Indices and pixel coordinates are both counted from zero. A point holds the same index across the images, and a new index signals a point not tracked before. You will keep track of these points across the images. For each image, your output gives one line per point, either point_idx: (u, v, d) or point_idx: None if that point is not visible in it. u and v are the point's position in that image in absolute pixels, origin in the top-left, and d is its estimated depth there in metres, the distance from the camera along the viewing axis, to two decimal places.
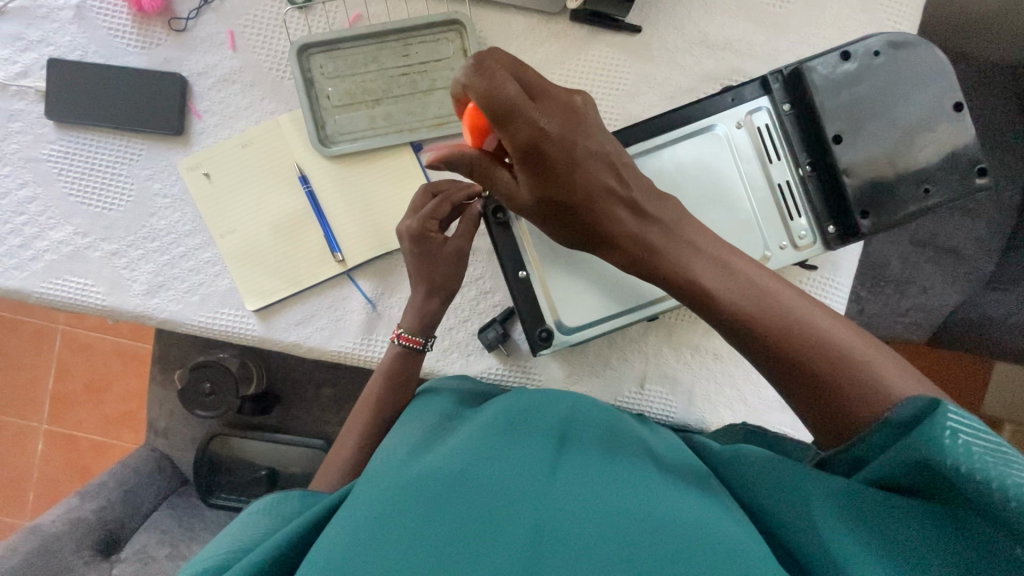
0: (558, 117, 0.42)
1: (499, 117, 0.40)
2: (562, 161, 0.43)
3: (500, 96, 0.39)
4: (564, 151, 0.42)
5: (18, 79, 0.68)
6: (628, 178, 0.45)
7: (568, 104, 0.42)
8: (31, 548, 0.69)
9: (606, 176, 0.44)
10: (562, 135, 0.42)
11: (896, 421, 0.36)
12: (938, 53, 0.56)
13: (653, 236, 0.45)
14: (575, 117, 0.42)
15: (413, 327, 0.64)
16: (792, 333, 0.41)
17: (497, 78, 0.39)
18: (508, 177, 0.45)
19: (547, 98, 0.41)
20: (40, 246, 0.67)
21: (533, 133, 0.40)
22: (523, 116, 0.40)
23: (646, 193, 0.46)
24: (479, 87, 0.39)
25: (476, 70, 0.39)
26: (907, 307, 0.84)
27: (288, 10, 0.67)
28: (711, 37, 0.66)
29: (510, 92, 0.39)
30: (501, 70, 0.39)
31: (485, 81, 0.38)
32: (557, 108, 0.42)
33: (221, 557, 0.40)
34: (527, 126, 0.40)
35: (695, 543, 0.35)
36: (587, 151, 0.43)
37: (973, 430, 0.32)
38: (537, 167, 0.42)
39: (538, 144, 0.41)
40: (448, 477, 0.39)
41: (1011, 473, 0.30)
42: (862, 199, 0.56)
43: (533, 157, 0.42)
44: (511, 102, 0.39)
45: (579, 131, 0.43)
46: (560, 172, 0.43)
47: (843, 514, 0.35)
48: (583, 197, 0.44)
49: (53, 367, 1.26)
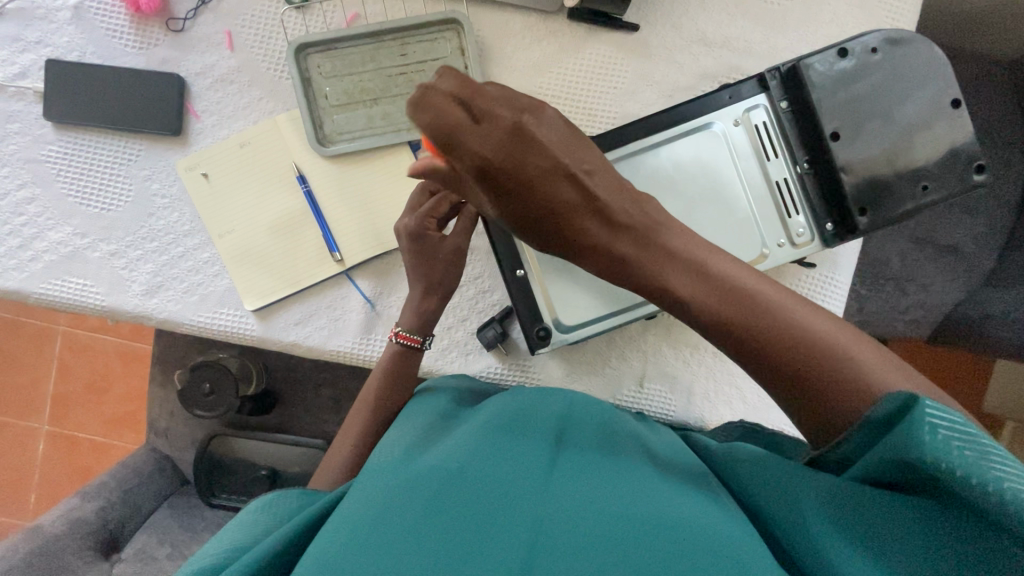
0: (506, 143, 0.40)
1: (444, 149, 0.39)
2: (516, 183, 0.42)
3: (440, 130, 0.38)
4: (516, 173, 0.41)
5: (16, 80, 0.68)
6: (594, 188, 0.44)
7: (515, 125, 0.40)
8: (31, 548, 0.69)
9: (567, 191, 0.43)
10: (510, 159, 0.40)
11: (876, 418, 0.36)
12: (937, 50, 0.56)
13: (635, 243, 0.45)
14: (525, 138, 0.40)
15: (412, 326, 0.64)
16: (789, 331, 0.41)
17: (437, 111, 0.38)
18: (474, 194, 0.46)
19: (493, 121, 0.39)
20: (39, 246, 0.67)
21: (480, 162, 0.40)
22: (466, 147, 0.39)
23: (616, 197, 0.45)
24: (421, 123, 0.38)
25: (416, 104, 0.38)
26: (907, 305, 0.84)
27: (286, 10, 0.67)
28: (709, 34, 0.66)
29: (453, 124, 0.38)
30: (441, 100, 0.38)
31: (425, 114, 0.38)
32: (504, 133, 0.40)
33: (217, 557, 0.40)
34: (471, 155, 0.40)
35: (693, 543, 0.35)
36: (542, 171, 0.42)
37: (952, 423, 0.32)
38: (491, 190, 0.42)
39: (486, 170, 0.40)
40: (443, 476, 0.39)
41: (990, 468, 0.31)
42: (860, 196, 0.56)
43: (484, 182, 0.42)
44: (453, 135, 0.38)
45: (531, 151, 0.41)
46: (517, 192, 0.43)
47: (831, 513, 0.35)
48: (544, 214, 0.44)
49: (54, 368, 1.26)
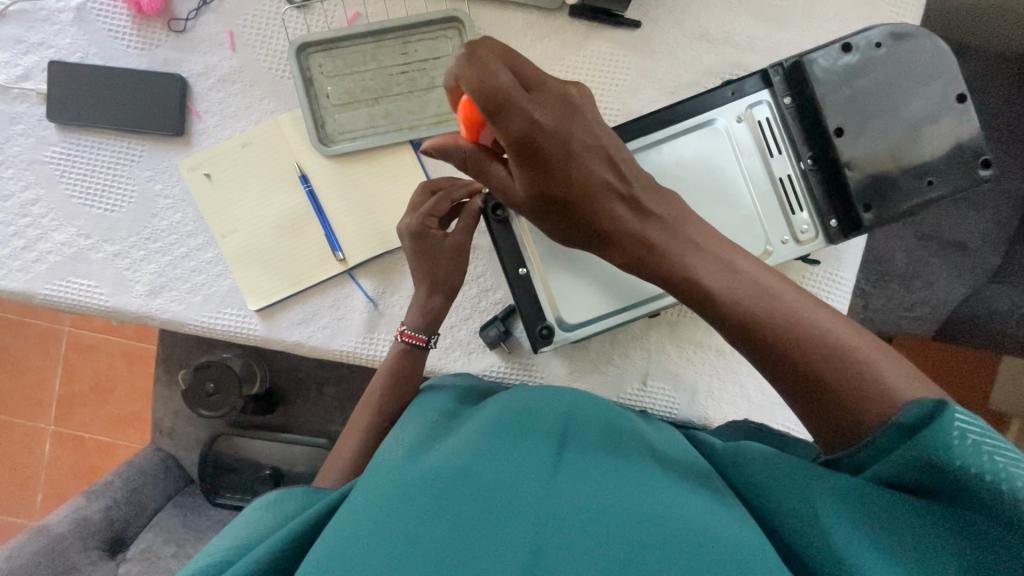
0: (554, 110, 0.39)
1: (492, 109, 0.38)
2: (556, 155, 0.40)
3: (491, 85, 0.37)
4: (559, 144, 0.40)
5: (19, 81, 0.68)
6: (627, 173, 0.43)
7: (563, 95, 0.40)
8: (37, 548, 0.70)
9: (603, 170, 0.42)
10: (556, 127, 0.39)
11: (902, 424, 0.35)
12: (942, 45, 0.55)
13: (654, 233, 0.44)
14: (570, 110, 0.40)
15: (415, 324, 0.64)
16: (792, 329, 0.40)
17: (490, 68, 0.37)
18: (504, 172, 0.44)
19: (541, 89, 0.39)
20: (43, 248, 0.68)
21: (528, 126, 0.38)
22: (516, 108, 0.38)
23: (646, 188, 0.45)
24: (473, 79, 0.37)
25: (469, 60, 0.37)
26: (913, 302, 0.83)
27: (287, 9, 0.67)
28: (711, 31, 0.66)
29: (505, 83, 0.37)
30: (494, 60, 0.37)
31: (475, 70, 0.37)
32: (552, 100, 0.39)
33: (222, 555, 0.40)
34: (521, 118, 0.38)
35: (699, 544, 0.34)
36: (583, 145, 0.41)
37: (980, 431, 0.32)
38: (532, 161, 0.41)
39: (532, 137, 0.39)
40: (448, 479, 0.38)
41: (1016, 473, 0.31)
42: (864, 192, 0.56)
43: (527, 151, 0.40)
44: (505, 94, 0.37)
45: (574, 123, 0.40)
46: (555, 167, 0.41)
47: (847, 513, 0.35)
48: (579, 193, 0.42)
49: (59, 369, 1.27)
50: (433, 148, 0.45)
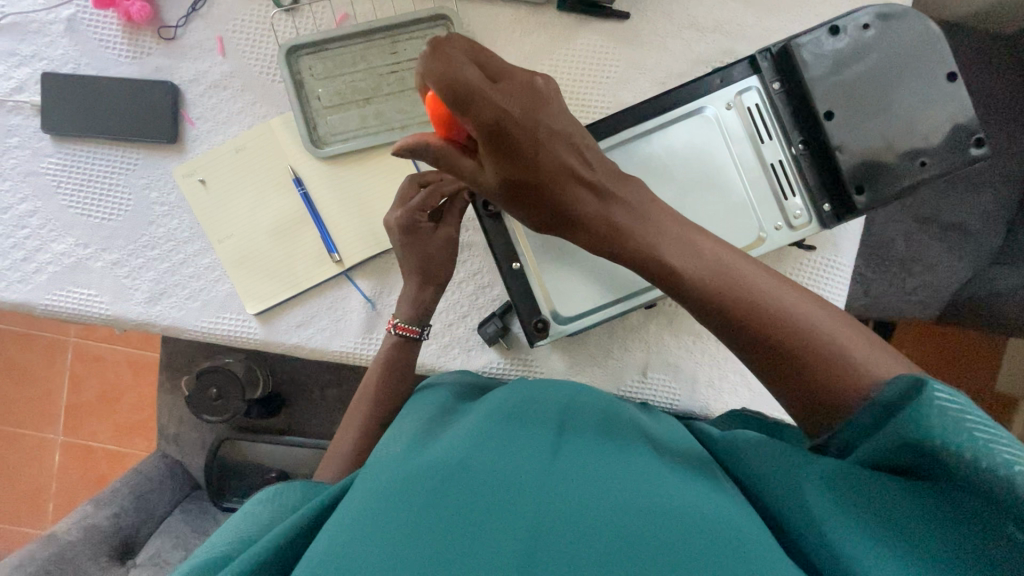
0: (522, 98, 0.38)
1: (457, 104, 0.37)
2: (526, 143, 0.40)
3: (457, 80, 0.36)
4: (527, 133, 0.39)
5: (12, 94, 0.69)
6: (592, 161, 0.43)
7: (529, 84, 0.39)
8: (47, 556, 0.71)
9: (570, 158, 0.42)
10: (524, 116, 0.38)
11: (883, 401, 0.35)
12: (931, 24, 0.55)
13: (619, 217, 0.44)
14: (537, 97, 0.39)
15: (408, 317, 0.64)
16: (782, 318, 0.40)
17: (454, 61, 0.36)
18: (472, 164, 0.44)
19: (508, 79, 0.38)
20: (42, 259, 0.68)
21: (497, 115, 0.37)
22: (484, 99, 0.36)
23: (611, 176, 0.44)
24: (437, 74, 0.35)
25: (433, 54, 0.36)
26: (914, 286, 0.82)
27: (275, 13, 0.67)
28: (700, 20, 0.66)
29: (470, 75, 0.36)
30: (458, 53, 0.36)
31: (440, 65, 0.35)
32: (518, 89, 0.38)
33: (222, 549, 0.40)
34: (489, 108, 0.37)
35: (696, 529, 0.35)
36: (551, 132, 0.40)
37: (961, 406, 0.32)
38: (501, 150, 0.40)
39: (501, 126, 0.38)
40: (447, 469, 0.39)
41: (998, 450, 0.30)
42: (857, 175, 0.56)
43: (497, 141, 0.39)
44: (471, 85, 0.36)
45: (543, 111, 0.39)
46: (526, 155, 0.40)
47: (837, 497, 0.35)
48: (548, 179, 0.42)
49: (66, 380, 1.28)
50: (402, 146, 0.44)
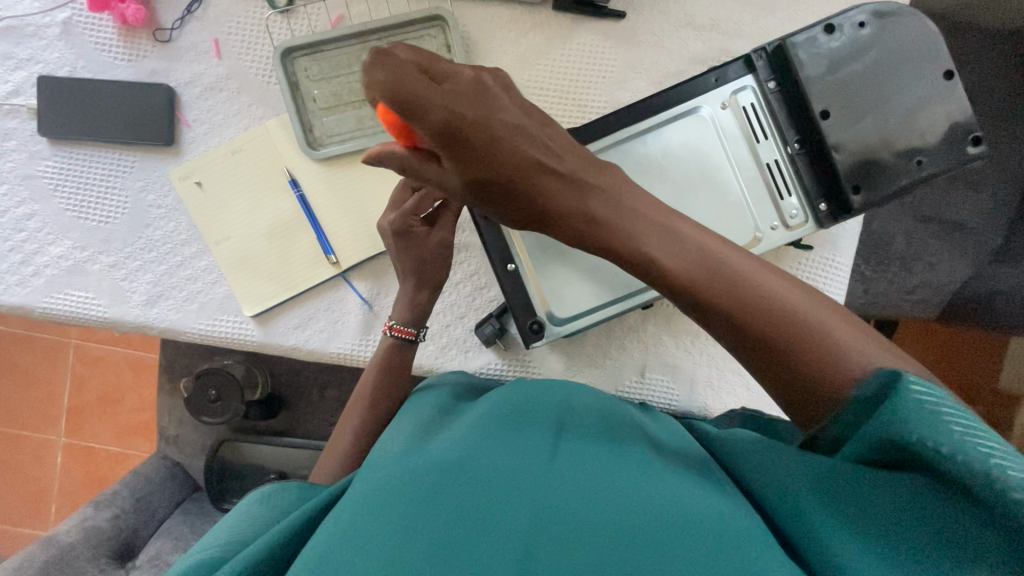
0: (468, 96, 0.37)
1: (406, 112, 0.36)
2: (482, 140, 0.39)
3: (401, 87, 0.34)
4: (482, 132, 0.38)
5: (10, 98, 0.69)
6: (558, 150, 0.42)
7: (473, 79, 0.38)
8: (46, 557, 0.71)
9: (532, 149, 0.41)
10: (475, 115, 0.37)
11: (863, 395, 0.36)
12: (928, 23, 0.54)
13: (595, 207, 0.43)
14: (485, 93, 0.38)
15: (404, 319, 0.64)
16: (782, 318, 0.39)
17: (398, 68, 0.34)
18: (436, 168, 0.42)
19: (453, 78, 0.37)
20: (40, 261, 0.68)
21: (447, 116, 0.36)
22: (432, 103, 0.35)
23: (583, 163, 0.44)
24: (385, 86, 0.34)
25: (374, 65, 0.34)
26: (915, 284, 0.82)
27: (271, 14, 0.67)
28: (697, 18, 0.66)
29: (415, 82, 0.35)
30: (399, 58, 0.35)
31: (386, 76, 0.34)
32: (465, 88, 0.37)
33: (214, 552, 0.40)
34: (439, 110, 0.36)
35: (690, 530, 0.35)
36: (507, 125, 0.39)
37: (939, 399, 0.33)
38: (458, 150, 0.39)
39: (455, 127, 0.37)
40: (442, 466, 0.39)
41: (971, 442, 0.31)
42: (852, 174, 0.55)
43: (453, 142, 0.38)
44: (416, 92, 0.35)
45: (493, 106, 0.39)
46: (483, 152, 0.39)
47: (821, 492, 0.35)
48: (514, 174, 0.41)
49: (67, 381, 1.28)
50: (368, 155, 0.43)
